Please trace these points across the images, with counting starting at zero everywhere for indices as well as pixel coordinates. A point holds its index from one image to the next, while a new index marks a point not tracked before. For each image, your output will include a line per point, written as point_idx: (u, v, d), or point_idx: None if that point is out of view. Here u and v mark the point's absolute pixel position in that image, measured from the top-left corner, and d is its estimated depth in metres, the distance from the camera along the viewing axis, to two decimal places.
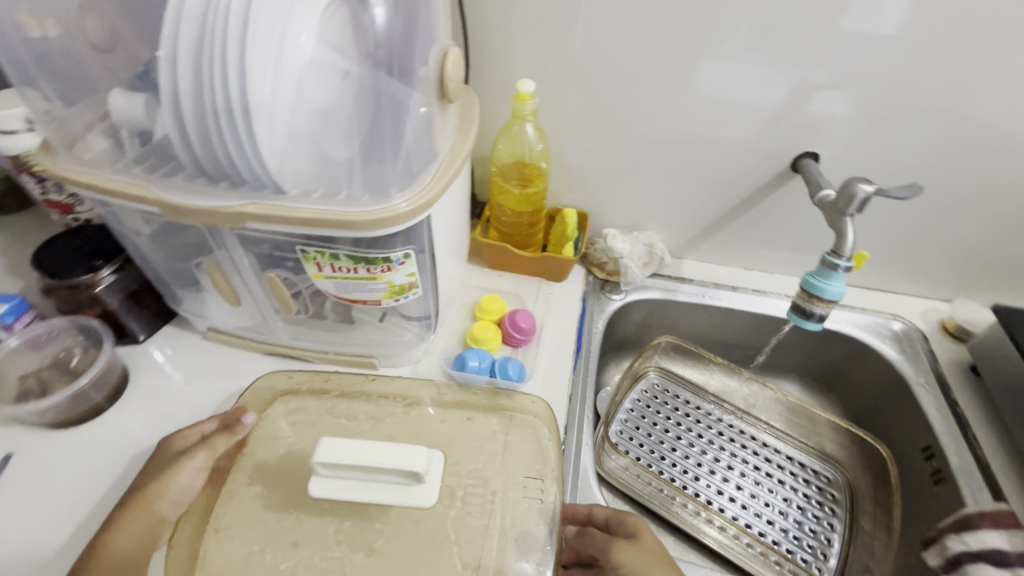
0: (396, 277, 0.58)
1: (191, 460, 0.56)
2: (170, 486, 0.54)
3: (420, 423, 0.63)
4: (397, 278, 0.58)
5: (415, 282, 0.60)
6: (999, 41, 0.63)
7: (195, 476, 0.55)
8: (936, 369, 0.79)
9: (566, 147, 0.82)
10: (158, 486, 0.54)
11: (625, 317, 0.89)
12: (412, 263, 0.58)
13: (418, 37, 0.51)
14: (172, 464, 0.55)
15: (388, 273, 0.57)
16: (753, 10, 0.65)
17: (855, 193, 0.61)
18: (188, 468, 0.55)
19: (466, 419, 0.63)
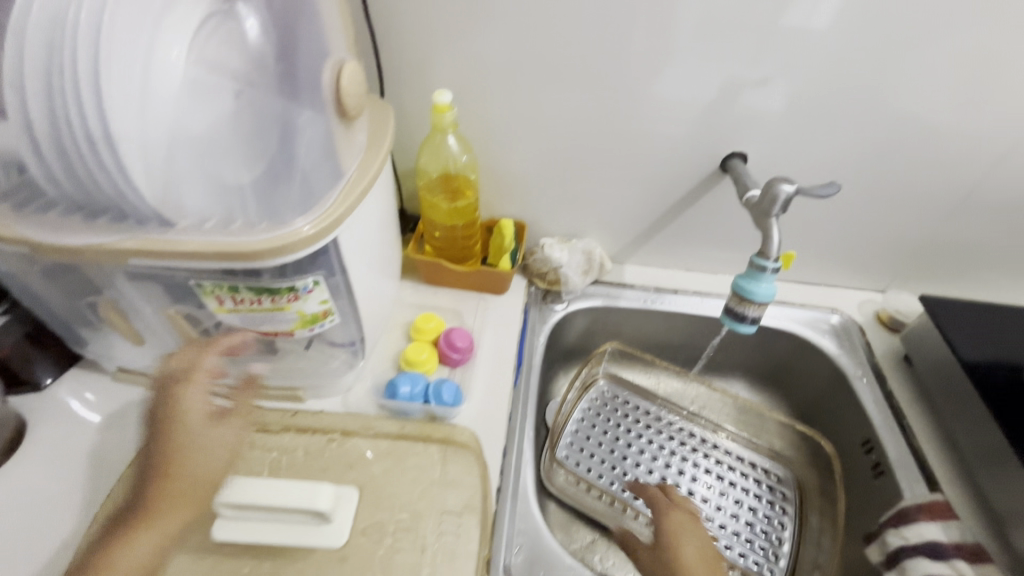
0: (307, 305, 0.54)
1: (184, 400, 0.50)
2: (203, 468, 0.50)
3: (352, 454, 0.61)
4: (309, 307, 0.55)
5: (330, 309, 0.57)
6: (907, 36, 0.64)
7: (218, 447, 0.51)
8: (872, 362, 0.80)
9: (496, 157, 0.80)
10: (182, 461, 0.49)
11: (569, 327, 0.88)
12: (321, 291, 0.54)
13: (302, 50, 0.50)
14: (190, 431, 0.50)
15: (295, 302, 0.54)
16: (669, 10, 0.64)
17: (776, 194, 0.60)
18: (198, 437, 0.50)
19: (402, 450, 0.61)
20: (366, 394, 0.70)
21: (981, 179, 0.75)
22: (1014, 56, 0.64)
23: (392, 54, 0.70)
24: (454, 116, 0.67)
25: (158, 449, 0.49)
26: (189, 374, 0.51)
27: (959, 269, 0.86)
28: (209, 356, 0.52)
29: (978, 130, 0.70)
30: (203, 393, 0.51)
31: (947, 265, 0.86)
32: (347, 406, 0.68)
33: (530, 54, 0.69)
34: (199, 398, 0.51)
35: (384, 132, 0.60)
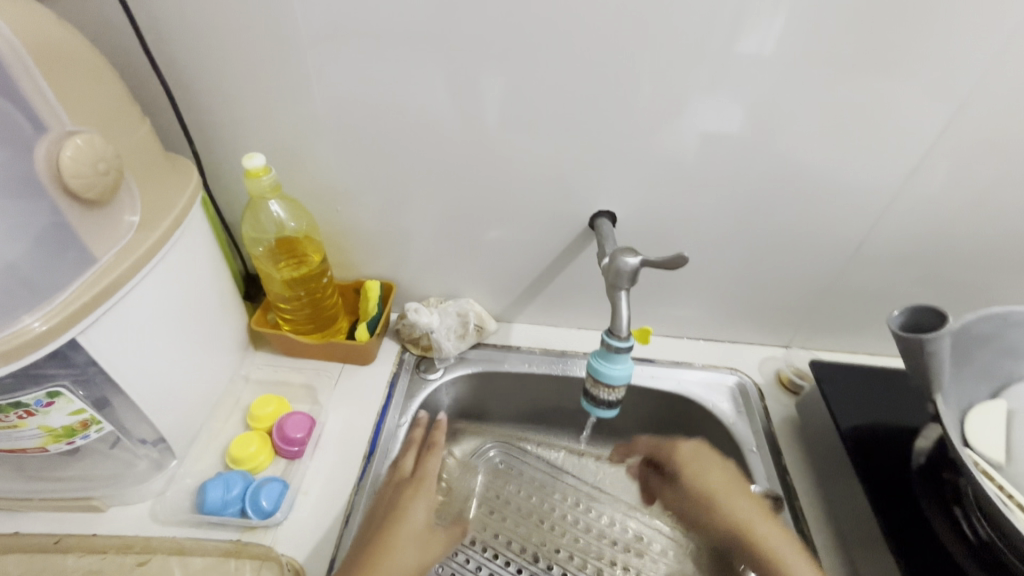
0: (52, 418, 0.48)
1: (415, 496, 0.57)
2: (404, 549, 0.52)
3: None
4: (56, 420, 0.48)
5: (89, 420, 0.50)
6: (765, 89, 0.59)
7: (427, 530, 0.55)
8: (768, 430, 0.72)
9: (351, 216, 0.73)
10: (393, 534, 0.53)
11: (446, 398, 0.79)
12: (68, 403, 0.47)
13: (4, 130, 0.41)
14: (403, 506, 0.56)
15: (31, 418, 0.47)
16: (510, 60, 0.58)
17: (619, 267, 0.54)
18: (423, 509, 0.56)
19: None
20: (181, 499, 0.60)
21: (865, 230, 0.70)
22: (879, 105, 0.59)
23: (212, 111, 0.62)
24: (274, 179, 0.60)
25: (377, 535, 0.53)
26: (416, 487, 0.58)
27: (858, 324, 0.81)
28: (432, 463, 0.62)
29: (854, 179, 0.66)
30: (427, 504, 0.58)
31: (848, 319, 0.81)
32: (156, 516, 0.58)
33: (367, 109, 0.62)
34: (422, 496, 0.58)
35: (173, 202, 0.54)
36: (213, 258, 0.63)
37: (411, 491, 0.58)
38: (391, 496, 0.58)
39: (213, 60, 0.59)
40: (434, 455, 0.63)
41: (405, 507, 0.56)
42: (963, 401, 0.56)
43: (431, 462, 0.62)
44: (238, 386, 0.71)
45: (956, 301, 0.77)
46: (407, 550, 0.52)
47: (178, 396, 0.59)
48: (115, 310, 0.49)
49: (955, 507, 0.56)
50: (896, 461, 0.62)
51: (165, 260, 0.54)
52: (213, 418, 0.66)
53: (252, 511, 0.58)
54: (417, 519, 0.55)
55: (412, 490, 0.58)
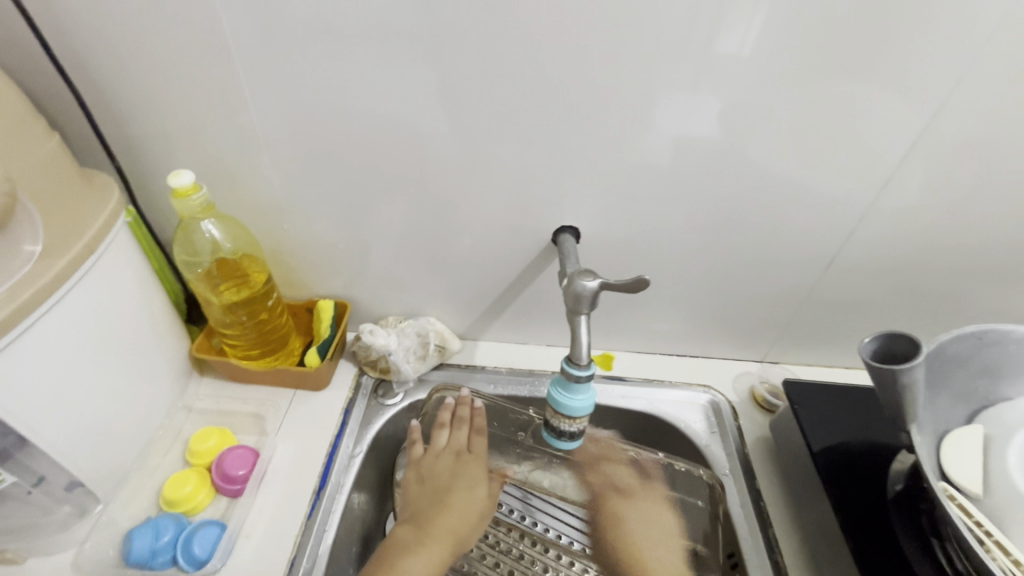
0: None
1: (467, 466, 0.65)
2: (469, 497, 0.63)
3: None
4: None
5: None
6: (730, 98, 0.56)
7: (478, 481, 0.65)
8: (742, 452, 0.69)
9: (300, 234, 0.68)
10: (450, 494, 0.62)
11: (405, 423, 0.74)
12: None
13: None
14: (461, 474, 0.64)
15: None
16: (463, 68, 0.55)
17: (578, 291, 0.51)
18: (477, 469, 0.65)
19: None
20: (108, 546, 0.55)
21: (839, 241, 0.68)
22: (848, 114, 0.57)
23: (144, 122, 0.58)
24: (205, 199, 0.55)
25: (442, 494, 0.62)
26: (462, 463, 0.65)
27: (832, 338, 0.79)
28: (482, 441, 0.68)
29: (826, 190, 0.63)
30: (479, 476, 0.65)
31: (823, 331, 0.78)
32: (76, 567, 0.53)
33: (311, 119, 0.58)
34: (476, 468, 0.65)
35: (87, 224, 0.49)
36: (144, 282, 0.58)
37: (450, 460, 0.65)
38: (430, 463, 0.65)
39: (138, 69, 0.54)
40: (484, 433, 0.68)
41: (460, 478, 0.64)
42: (938, 425, 0.54)
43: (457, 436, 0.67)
44: (179, 417, 0.66)
45: (931, 313, 0.75)
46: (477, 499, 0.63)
47: (103, 435, 0.54)
48: (14, 346, 0.44)
49: (931, 537, 0.53)
50: (871, 486, 0.60)
51: (78, 290, 0.49)
52: (149, 455, 0.61)
53: (183, 561, 0.54)
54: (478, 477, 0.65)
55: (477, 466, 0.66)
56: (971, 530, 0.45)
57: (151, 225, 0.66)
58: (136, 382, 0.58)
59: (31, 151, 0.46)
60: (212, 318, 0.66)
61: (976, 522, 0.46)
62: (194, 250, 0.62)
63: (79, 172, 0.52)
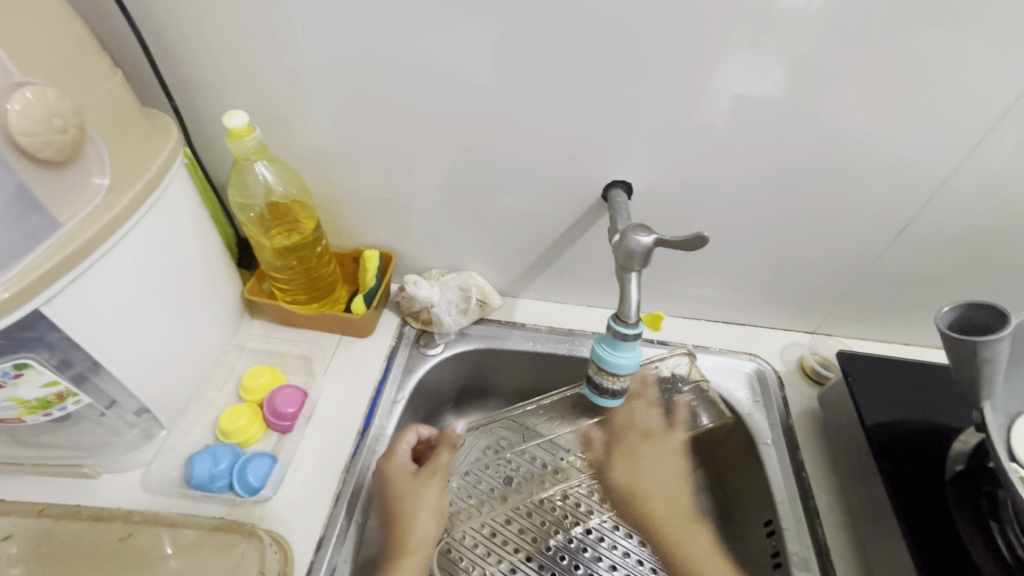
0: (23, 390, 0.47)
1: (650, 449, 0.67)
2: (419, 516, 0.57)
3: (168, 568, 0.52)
4: (27, 392, 0.47)
5: (65, 391, 0.49)
6: (810, 48, 0.51)
7: (430, 520, 0.57)
8: (787, 423, 0.67)
9: (347, 181, 0.68)
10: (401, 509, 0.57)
11: (446, 375, 0.76)
12: (38, 373, 0.46)
13: None
14: (413, 493, 0.57)
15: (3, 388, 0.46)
16: (522, 11, 0.52)
17: (630, 247, 0.50)
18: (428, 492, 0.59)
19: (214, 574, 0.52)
20: (171, 469, 0.59)
21: (914, 208, 0.63)
22: (943, 70, 0.51)
23: (200, 64, 0.58)
24: (259, 140, 0.56)
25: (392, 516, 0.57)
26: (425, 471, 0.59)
27: (893, 312, 0.75)
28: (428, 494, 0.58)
29: (907, 153, 0.58)
30: (438, 486, 0.60)
31: (885, 305, 0.74)
32: (145, 485, 0.58)
33: (365, 66, 0.57)
34: (436, 485, 0.59)
35: (147, 162, 0.51)
36: (202, 223, 0.60)
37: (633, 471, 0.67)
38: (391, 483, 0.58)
39: (196, 11, 0.54)
40: (430, 476, 0.59)
41: (401, 489, 0.57)
42: (1010, 407, 0.50)
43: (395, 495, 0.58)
44: (233, 355, 0.69)
45: (1010, 291, 0.70)
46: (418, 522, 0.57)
47: (166, 364, 0.57)
48: (87, 274, 0.46)
49: (989, 519, 0.52)
50: (927, 464, 0.57)
51: (143, 224, 0.51)
52: (206, 388, 0.65)
53: (239, 486, 0.57)
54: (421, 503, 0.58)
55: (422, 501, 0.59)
56: None
57: (206, 167, 0.68)
58: (194, 318, 0.60)
59: (95, 86, 0.47)
60: (264, 261, 0.67)
61: None
62: (247, 193, 0.63)
63: (142, 113, 0.53)
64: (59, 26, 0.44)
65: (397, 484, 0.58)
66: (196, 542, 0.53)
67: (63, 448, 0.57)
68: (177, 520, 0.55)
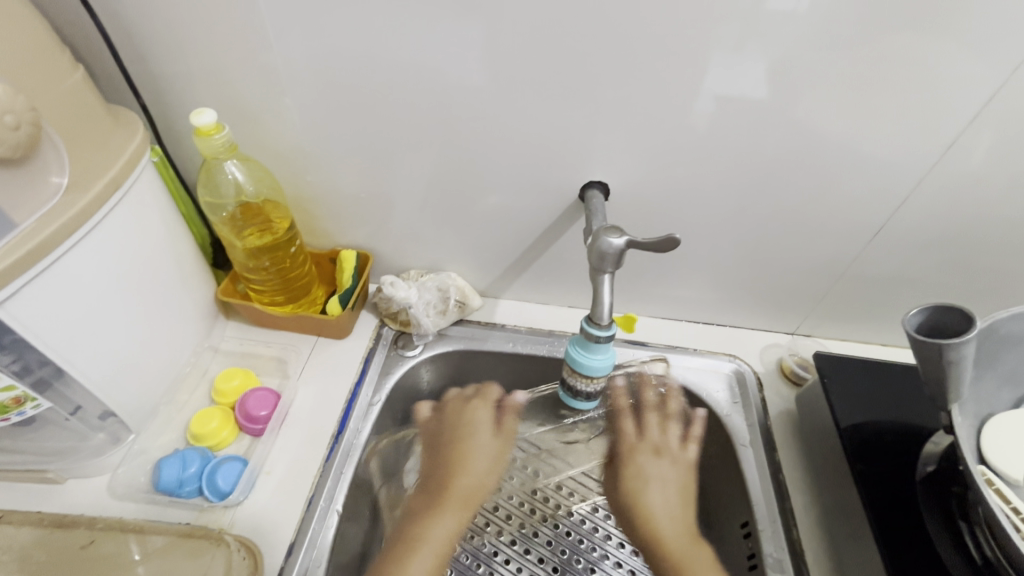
0: None
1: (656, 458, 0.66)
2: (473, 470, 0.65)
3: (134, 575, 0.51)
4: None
5: (24, 396, 0.48)
6: (783, 49, 0.51)
7: (488, 469, 0.66)
8: (764, 424, 0.67)
9: (322, 181, 0.67)
10: (461, 465, 0.65)
11: (424, 376, 0.75)
12: None
13: None
14: (469, 446, 0.67)
15: None
16: (494, 10, 0.51)
17: (603, 248, 0.49)
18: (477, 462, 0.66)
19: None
20: (139, 474, 0.58)
21: (890, 209, 0.63)
22: (915, 72, 0.52)
23: (169, 61, 0.57)
24: (228, 138, 0.55)
25: (447, 463, 0.65)
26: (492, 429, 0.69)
27: (871, 313, 0.75)
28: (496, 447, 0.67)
29: (881, 155, 0.58)
30: (498, 443, 0.68)
31: (863, 306, 0.74)
32: (111, 490, 0.57)
33: (337, 64, 0.56)
34: (490, 437, 0.68)
35: (111, 160, 0.49)
36: (171, 223, 0.59)
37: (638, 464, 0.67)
38: (441, 429, 0.68)
39: (163, 7, 0.53)
40: (498, 438, 0.68)
41: (467, 440, 0.67)
42: (980, 409, 0.51)
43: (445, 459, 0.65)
44: (206, 357, 0.68)
45: (986, 292, 0.70)
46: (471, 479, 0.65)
47: (133, 367, 0.56)
48: (44, 276, 0.45)
49: (959, 519, 0.52)
50: (900, 465, 0.58)
51: (106, 224, 0.50)
52: (177, 391, 0.64)
53: (208, 491, 0.56)
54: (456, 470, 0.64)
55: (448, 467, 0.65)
56: (1008, 516, 0.43)
57: (178, 166, 0.67)
58: (163, 319, 0.59)
59: (55, 82, 0.46)
60: (237, 262, 0.66)
61: (1013, 509, 0.44)
62: (219, 193, 0.62)
63: (105, 108, 0.51)
64: (12, 17, 0.43)
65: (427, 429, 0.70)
66: (164, 548, 0.52)
67: (26, 453, 0.55)
68: (145, 526, 0.54)
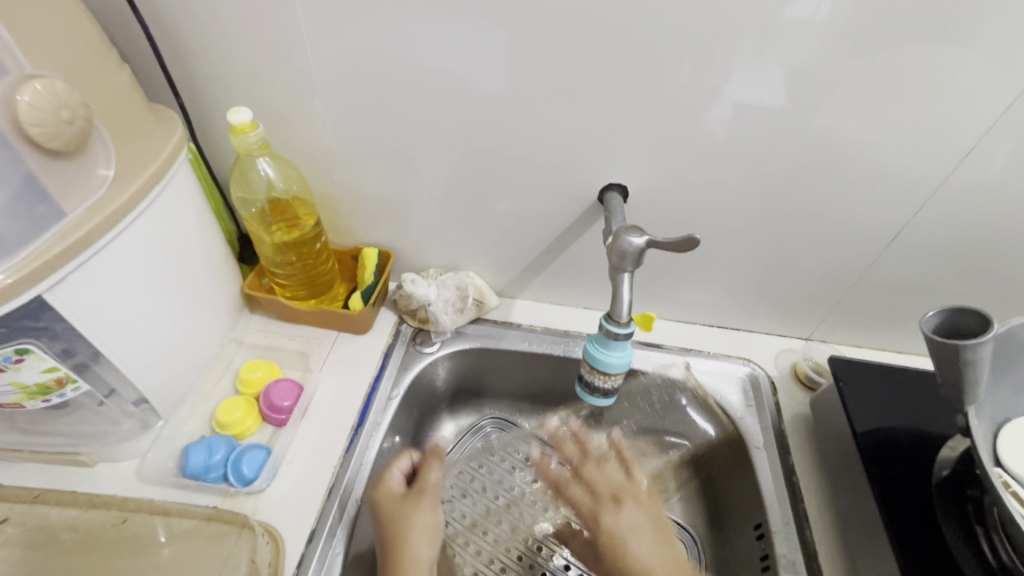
0: (24, 375, 0.48)
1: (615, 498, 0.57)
2: (417, 543, 0.55)
3: (160, 555, 0.54)
4: (29, 377, 0.48)
5: (65, 377, 0.50)
6: (801, 57, 0.52)
7: (430, 532, 0.56)
8: (779, 428, 0.67)
9: (347, 180, 0.70)
10: (400, 539, 0.55)
11: (441, 373, 0.76)
12: (40, 360, 0.47)
13: None
14: (405, 516, 0.56)
15: (3, 373, 0.47)
16: (520, 17, 0.53)
17: (623, 247, 0.51)
18: (426, 514, 0.57)
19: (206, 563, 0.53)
20: (166, 459, 0.60)
21: (906, 217, 0.64)
22: (932, 80, 0.52)
23: (207, 63, 0.59)
24: (262, 137, 0.57)
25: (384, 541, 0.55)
26: (415, 495, 0.58)
27: (885, 320, 0.75)
28: (421, 541, 0.55)
29: (899, 162, 0.59)
30: (431, 510, 0.58)
31: (877, 312, 0.74)
32: (140, 474, 0.58)
33: (367, 68, 0.58)
34: (428, 508, 0.58)
35: (152, 155, 0.52)
36: (203, 216, 0.61)
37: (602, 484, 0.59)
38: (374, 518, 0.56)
39: (203, 11, 0.55)
40: (427, 498, 0.58)
41: (405, 517, 0.56)
42: (998, 414, 0.51)
43: (397, 529, 0.55)
44: (231, 348, 0.70)
45: (1002, 301, 0.70)
46: (423, 538, 0.55)
47: (165, 355, 0.58)
48: (88, 265, 0.47)
49: (977, 524, 0.52)
50: (915, 469, 0.58)
51: (147, 215, 0.52)
52: (204, 380, 0.66)
53: (233, 478, 0.58)
54: (416, 513, 0.57)
55: (395, 538, 0.55)
56: None
57: (209, 163, 0.69)
58: (193, 309, 0.61)
59: (104, 79, 0.48)
60: (264, 257, 0.68)
61: None
62: (250, 189, 0.64)
63: (146, 105, 0.54)
64: (70, 19, 0.46)
65: (386, 509, 0.57)
66: (190, 531, 0.55)
67: (61, 436, 0.58)
68: (171, 509, 0.56)
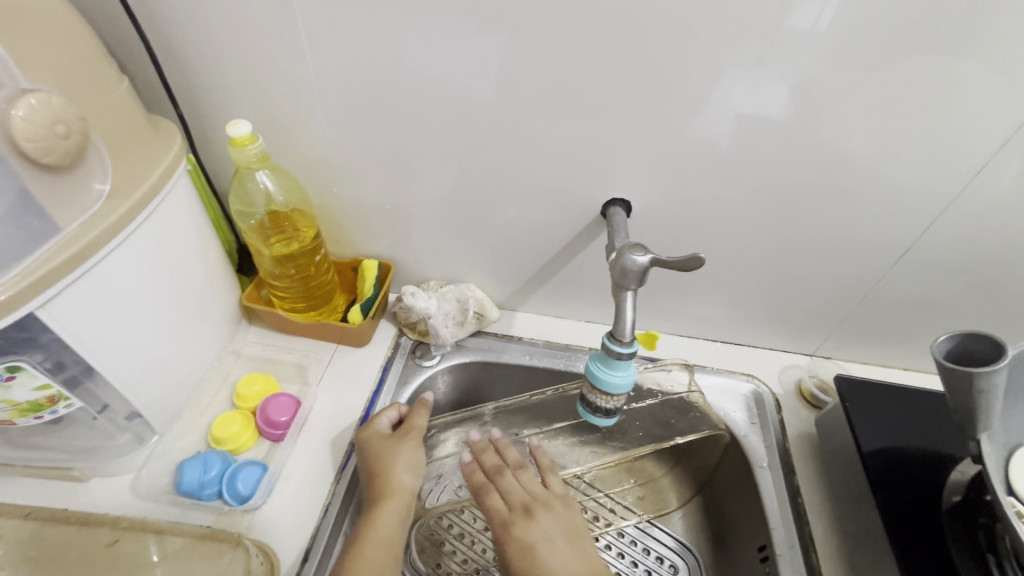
0: (16, 393, 0.47)
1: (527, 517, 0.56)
2: (397, 470, 0.57)
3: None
4: (20, 395, 0.47)
5: (58, 395, 0.49)
6: (807, 73, 0.52)
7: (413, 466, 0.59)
8: (784, 447, 0.66)
9: (348, 192, 0.69)
10: (378, 471, 0.58)
11: (441, 386, 0.75)
12: (31, 377, 0.46)
13: None
14: (389, 452, 0.59)
15: None
16: (522, 32, 0.53)
17: (627, 265, 0.50)
18: (410, 450, 0.59)
19: None
20: (161, 476, 0.59)
21: (913, 234, 0.63)
22: (940, 98, 0.52)
23: (208, 75, 0.59)
24: (262, 149, 0.56)
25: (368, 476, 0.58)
26: (400, 434, 0.61)
27: (892, 337, 0.74)
28: (403, 469, 0.58)
29: (906, 179, 0.58)
30: (414, 446, 0.60)
31: (883, 329, 0.73)
32: (134, 491, 0.58)
33: (369, 81, 0.58)
34: (413, 445, 0.60)
35: (150, 168, 0.51)
36: (201, 228, 0.60)
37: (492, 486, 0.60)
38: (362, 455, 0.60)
39: (204, 23, 0.55)
40: (407, 435, 0.60)
41: (386, 451, 0.59)
42: (1010, 438, 0.50)
43: (379, 464, 0.58)
44: (229, 361, 0.69)
45: (1011, 318, 0.69)
46: (404, 468, 0.58)
47: (161, 369, 0.57)
48: (83, 280, 0.46)
49: (987, 552, 0.51)
50: (925, 492, 0.57)
51: (144, 229, 0.51)
52: (201, 393, 0.65)
53: (228, 495, 0.57)
54: (399, 446, 0.59)
55: (378, 474, 0.57)
56: None
57: (210, 174, 0.69)
58: (191, 322, 0.60)
59: (103, 92, 0.48)
60: (263, 269, 0.68)
61: None
62: (249, 200, 0.63)
63: (146, 117, 0.53)
64: (69, 33, 0.45)
65: (374, 446, 0.59)
66: (182, 551, 0.53)
67: (55, 451, 0.57)
68: (163, 528, 0.54)
